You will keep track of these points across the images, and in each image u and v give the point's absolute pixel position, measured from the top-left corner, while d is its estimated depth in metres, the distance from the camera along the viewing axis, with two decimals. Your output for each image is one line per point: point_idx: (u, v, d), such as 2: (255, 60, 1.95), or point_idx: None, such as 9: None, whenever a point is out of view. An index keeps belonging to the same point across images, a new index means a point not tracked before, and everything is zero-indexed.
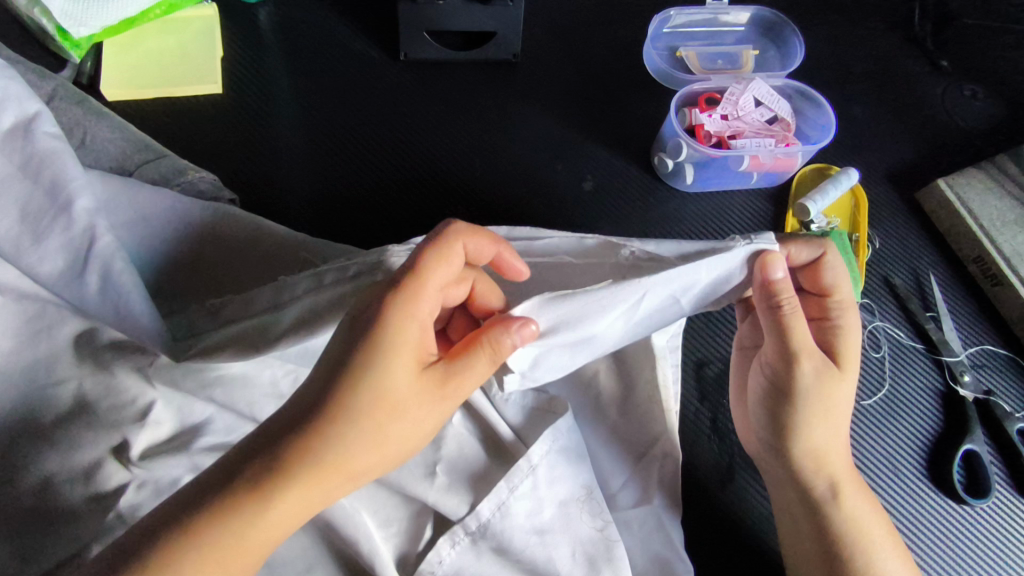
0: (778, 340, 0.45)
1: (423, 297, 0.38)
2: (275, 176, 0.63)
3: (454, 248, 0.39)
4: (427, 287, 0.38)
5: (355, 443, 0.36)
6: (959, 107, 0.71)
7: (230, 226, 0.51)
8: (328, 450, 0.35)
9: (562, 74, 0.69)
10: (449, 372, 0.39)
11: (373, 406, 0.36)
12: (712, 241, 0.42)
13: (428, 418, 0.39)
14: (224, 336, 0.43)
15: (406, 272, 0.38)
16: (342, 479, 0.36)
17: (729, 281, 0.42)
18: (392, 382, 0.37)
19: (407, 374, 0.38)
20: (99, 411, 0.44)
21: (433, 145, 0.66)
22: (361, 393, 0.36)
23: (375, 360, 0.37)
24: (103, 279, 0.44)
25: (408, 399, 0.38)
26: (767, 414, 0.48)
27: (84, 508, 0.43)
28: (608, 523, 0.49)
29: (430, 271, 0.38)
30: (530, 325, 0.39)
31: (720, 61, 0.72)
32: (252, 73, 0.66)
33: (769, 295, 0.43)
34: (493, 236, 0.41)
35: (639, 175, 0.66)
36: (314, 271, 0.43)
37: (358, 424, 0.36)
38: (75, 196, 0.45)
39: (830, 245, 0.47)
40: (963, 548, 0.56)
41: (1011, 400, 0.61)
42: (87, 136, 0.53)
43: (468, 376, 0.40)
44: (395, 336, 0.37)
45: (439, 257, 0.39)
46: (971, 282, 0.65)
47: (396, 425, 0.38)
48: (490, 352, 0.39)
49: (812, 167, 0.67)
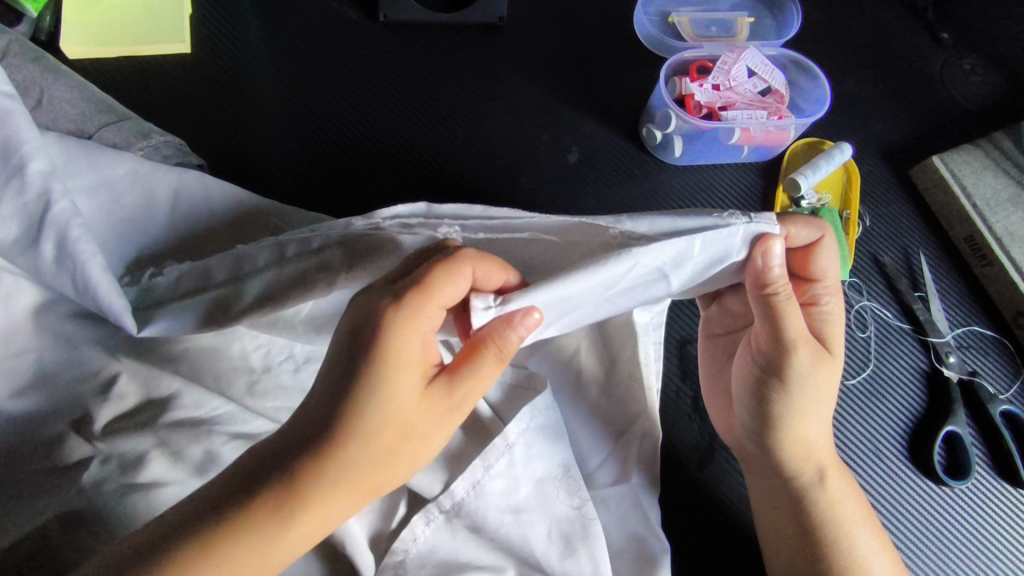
0: (770, 328, 0.43)
1: (426, 307, 0.36)
2: (245, 138, 0.60)
3: (461, 271, 0.36)
4: (432, 305, 0.36)
5: (368, 464, 0.35)
6: (959, 81, 0.69)
7: (195, 190, 0.49)
8: (340, 471, 0.34)
9: (551, 40, 0.66)
10: (454, 383, 0.38)
11: (377, 424, 0.35)
12: (712, 216, 0.39)
13: (432, 438, 0.38)
14: (186, 307, 0.41)
15: (410, 285, 0.35)
16: (357, 496, 0.35)
17: (727, 256, 0.39)
18: (397, 403, 0.35)
19: (411, 390, 0.36)
20: (58, 383, 0.43)
21: (412, 111, 0.63)
22: (369, 418, 0.35)
23: (384, 384, 0.35)
24: (59, 248, 0.39)
25: (412, 415, 0.36)
26: (755, 402, 0.47)
27: (48, 481, 0.41)
28: (585, 501, 0.48)
29: (432, 287, 0.35)
30: (532, 314, 0.36)
31: (714, 28, 0.69)
32: (221, 31, 0.63)
33: (767, 287, 0.41)
34: (502, 265, 0.39)
35: (627, 147, 0.64)
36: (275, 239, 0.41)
37: (367, 447, 0.35)
38: (29, 158, 0.40)
39: (829, 231, 0.46)
40: (941, 528, 0.56)
41: (994, 381, 0.60)
42: (44, 96, 0.49)
43: (476, 386, 0.38)
44: (396, 357, 0.35)
45: (446, 277, 0.36)
46: (961, 262, 0.64)
47: (406, 443, 0.36)
48: (496, 355, 0.37)
49: (804, 141, 0.65)
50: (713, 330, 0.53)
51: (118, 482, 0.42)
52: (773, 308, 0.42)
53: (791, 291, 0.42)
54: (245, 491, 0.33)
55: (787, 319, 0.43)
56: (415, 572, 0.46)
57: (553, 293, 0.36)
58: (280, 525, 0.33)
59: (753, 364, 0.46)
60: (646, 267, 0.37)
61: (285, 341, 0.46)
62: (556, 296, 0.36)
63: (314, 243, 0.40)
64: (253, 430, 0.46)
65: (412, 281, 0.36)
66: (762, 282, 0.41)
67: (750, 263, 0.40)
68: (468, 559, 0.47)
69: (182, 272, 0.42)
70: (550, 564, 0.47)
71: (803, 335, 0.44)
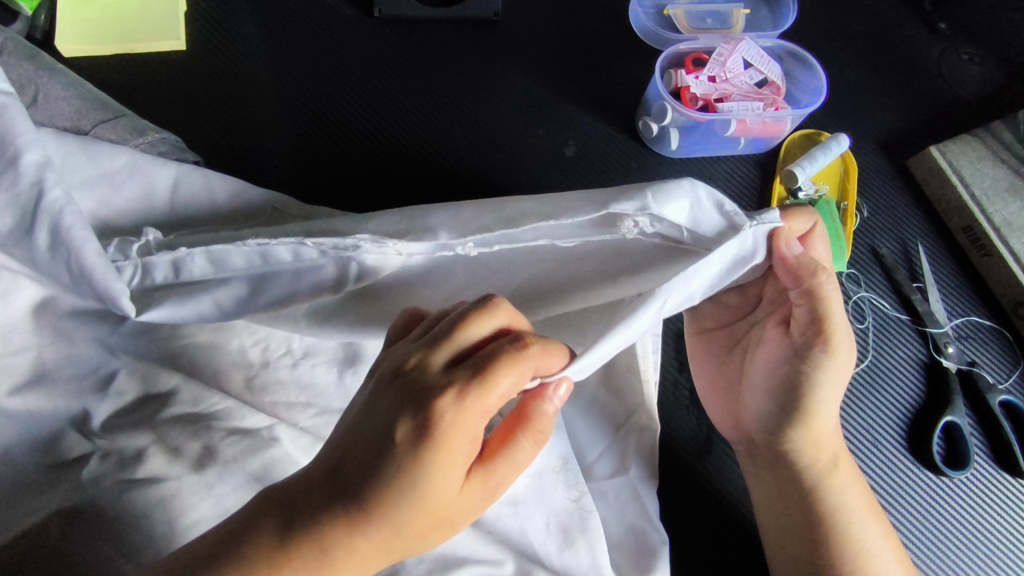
0: (809, 311, 0.44)
1: (485, 405, 0.33)
2: (243, 136, 0.60)
3: (526, 368, 0.33)
4: (488, 403, 0.33)
5: (397, 543, 0.34)
6: (956, 71, 0.69)
7: (194, 184, 0.48)
8: (369, 545, 0.33)
9: (546, 33, 0.66)
10: (491, 473, 0.36)
11: (414, 513, 0.33)
12: (719, 220, 0.38)
13: (465, 521, 0.36)
14: (195, 295, 0.41)
15: (470, 379, 0.32)
16: (381, 561, 0.35)
17: (750, 262, 0.39)
18: (436, 498, 0.33)
19: (454, 482, 0.34)
20: (57, 379, 0.43)
21: (409, 107, 0.63)
22: (406, 509, 0.32)
23: (427, 484, 0.32)
24: (53, 235, 0.39)
25: (450, 504, 0.34)
26: (769, 396, 0.46)
27: (48, 477, 0.42)
28: (583, 494, 0.49)
29: (494, 384, 0.33)
30: (563, 385, 0.35)
31: (709, 20, 0.69)
32: (218, 29, 0.63)
33: (814, 269, 0.42)
34: (562, 350, 0.36)
35: (624, 140, 0.64)
36: (257, 243, 0.38)
37: (400, 529, 0.33)
38: (23, 150, 0.40)
39: (819, 221, 0.47)
40: (943, 519, 0.56)
41: (994, 371, 0.60)
42: (40, 93, 0.49)
43: (512, 469, 0.36)
44: (445, 458, 0.32)
45: (510, 374, 0.33)
46: (960, 252, 0.64)
47: (440, 529, 0.35)
48: (534, 436, 0.36)
49: (801, 133, 0.65)
50: (703, 325, 0.52)
51: (116, 478, 0.42)
52: (812, 299, 0.43)
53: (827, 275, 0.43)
54: (275, 520, 0.33)
55: (829, 300, 0.44)
56: (414, 567, 0.45)
57: (590, 364, 0.35)
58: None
59: (786, 352, 0.45)
60: (676, 300, 0.36)
61: (284, 335, 0.47)
62: (593, 364, 0.35)
63: (311, 254, 0.38)
64: (252, 425, 0.46)
65: (474, 374, 0.33)
66: (812, 264, 0.42)
67: (775, 254, 0.41)
68: (466, 554, 0.46)
69: (174, 259, 0.39)
70: (549, 556, 0.47)
71: (842, 323, 0.45)
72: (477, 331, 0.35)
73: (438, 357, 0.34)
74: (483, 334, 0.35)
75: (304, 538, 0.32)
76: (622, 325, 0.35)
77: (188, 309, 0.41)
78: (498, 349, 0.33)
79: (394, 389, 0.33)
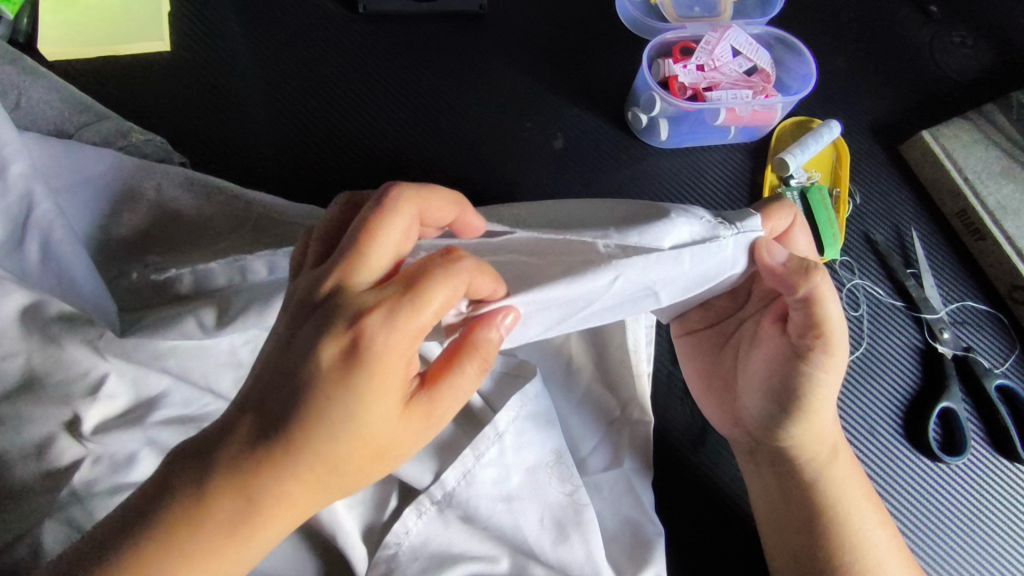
0: (805, 314, 0.42)
1: (419, 323, 0.32)
2: (227, 134, 0.60)
3: (461, 279, 0.32)
4: (417, 318, 0.32)
5: (332, 478, 0.32)
6: (949, 54, 0.68)
7: (179, 184, 0.47)
8: (302, 488, 0.32)
9: (534, 25, 0.66)
10: (434, 400, 0.34)
11: (353, 444, 0.32)
12: (702, 233, 0.38)
13: (407, 453, 0.35)
14: (182, 317, 0.41)
15: (399, 291, 0.32)
16: (317, 504, 0.33)
17: (721, 273, 0.39)
18: (372, 423, 0.32)
19: (390, 406, 0.32)
20: (47, 385, 0.40)
21: (394, 101, 0.63)
22: (339, 438, 0.31)
23: (358, 404, 0.31)
24: (43, 249, 0.42)
25: (388, 432, 0.33)
26: (765, 390, 0.46)
27: (38, 484, 0.39)
28: (578, 487, 0.48)
29: (427, 292, 0.32)
30: (508, 314, 0.35)
31: (697, 8, 0.68)
32: (202, 29, 0.62)
33: (806, 269, 0.41)
34: (495, 274, 0.35)
35: (613, 131, 0.64)
36: (232, 259, 0.42)
37: (336, 462, 0.32)
38: (10, 160, 0.42)
39: (800, 213, 0.47)
40: (940, 506, 0.56)
41: (989, 356, 0.60)
42: (22, 98, 0.49)
43: (456, 397, 0.35)
44: (375, 374, 0.31)
45: (443, 281, 0.32)
46: (954, 237, 0.63)
47: (379, 462, 0.34)
48: (480, 362, 0.35)
49: (792, 120, 0.64)
50: (692, 325, 0.52)
51: (109, 482, 0.41)
52: (806, 299, 0.42)
53: (824, 271, 0.42)
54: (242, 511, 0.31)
55: (826, 302, 0.42)
56: (407, 565, 0.45)
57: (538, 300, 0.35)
58: (228, 535, 0.31)
59: (786, 350, 0.45)
60: (629, 279, 0.36)
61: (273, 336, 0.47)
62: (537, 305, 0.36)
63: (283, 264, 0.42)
64: None
65: (400, 286, 0.32)
66: (803, 266, 0.41)
67: (757, 263, 0.41)
68: (460, 551, 0.46)
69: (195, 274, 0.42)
70: (542, 551, 0.46)
71: (840, 325, 0.43)
72: (387, 238, 0.34)
73: (356, 273, 0.33)
74: (395, 240, 0.34)
75: (229, 485, 0.30)
76: (571, 280, 0.35)
77: (174, 334, 0.41)
78: (425, 259, 0.33)
79: (315, 311, 0.33)
